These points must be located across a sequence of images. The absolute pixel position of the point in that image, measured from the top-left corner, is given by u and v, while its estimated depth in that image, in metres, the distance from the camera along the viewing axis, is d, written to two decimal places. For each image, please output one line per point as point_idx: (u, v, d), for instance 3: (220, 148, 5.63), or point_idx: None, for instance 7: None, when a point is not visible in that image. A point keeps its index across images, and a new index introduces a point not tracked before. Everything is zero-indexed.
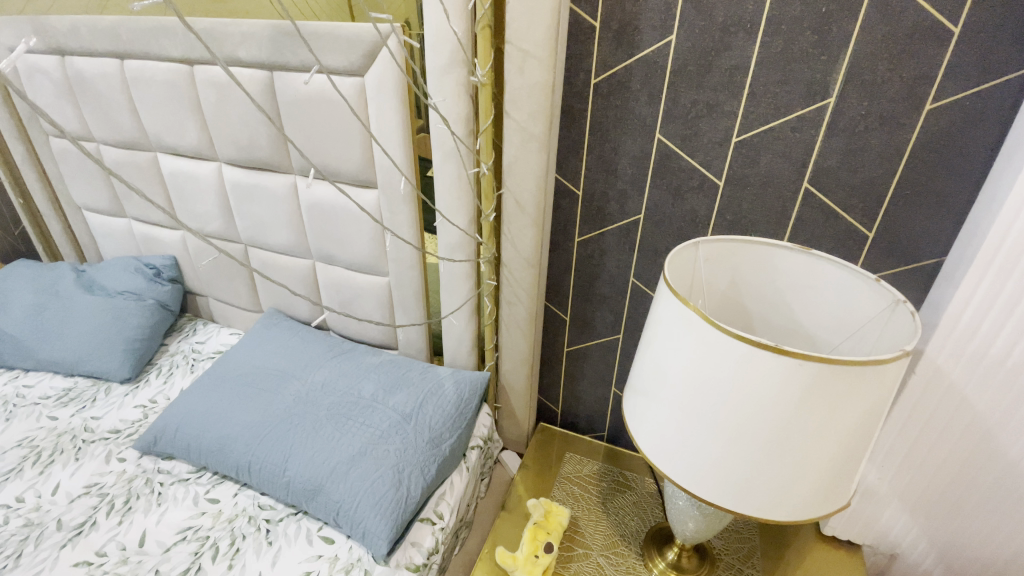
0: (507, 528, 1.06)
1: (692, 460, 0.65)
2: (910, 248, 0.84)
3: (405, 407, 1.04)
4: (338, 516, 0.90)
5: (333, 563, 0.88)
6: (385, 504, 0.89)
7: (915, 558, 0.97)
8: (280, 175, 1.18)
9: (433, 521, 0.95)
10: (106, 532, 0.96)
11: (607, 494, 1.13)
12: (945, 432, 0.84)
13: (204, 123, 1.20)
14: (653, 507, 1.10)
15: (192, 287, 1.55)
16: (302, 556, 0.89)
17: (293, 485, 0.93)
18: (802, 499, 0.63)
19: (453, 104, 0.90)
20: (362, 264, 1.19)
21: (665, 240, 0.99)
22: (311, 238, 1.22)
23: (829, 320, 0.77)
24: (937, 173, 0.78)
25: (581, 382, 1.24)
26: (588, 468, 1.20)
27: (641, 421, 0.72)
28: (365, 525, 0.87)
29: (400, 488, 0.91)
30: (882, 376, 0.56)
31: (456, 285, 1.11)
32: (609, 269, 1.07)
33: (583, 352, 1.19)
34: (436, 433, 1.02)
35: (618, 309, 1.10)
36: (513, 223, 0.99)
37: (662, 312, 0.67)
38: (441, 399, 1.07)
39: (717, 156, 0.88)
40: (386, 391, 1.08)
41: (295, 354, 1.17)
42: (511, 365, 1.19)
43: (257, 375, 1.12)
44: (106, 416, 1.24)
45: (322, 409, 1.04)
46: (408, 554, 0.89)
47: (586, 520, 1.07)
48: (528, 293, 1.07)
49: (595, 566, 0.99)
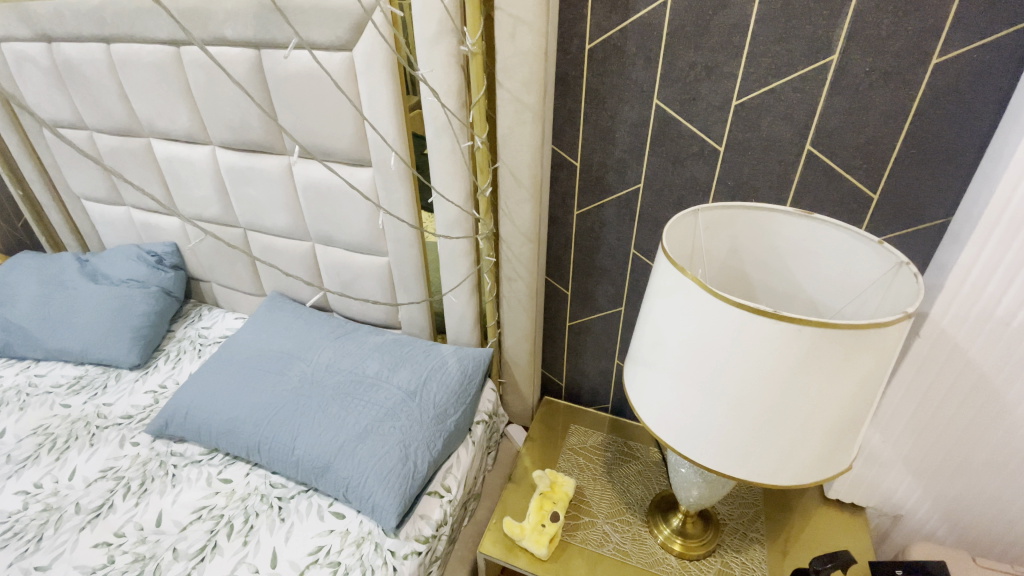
0: (515, 498, 1.08)
1: (694, 427, 0.65)
2: (916, 210, 0.82)
3: (409, 385, 1.05)
4: (347, 491, 0.91)
5: (345, 537, 0.90)
6: (392, 478, 0.90)
7: (919, 519, 0.98)
8: (275, 157, 1.17)
9: (440, 494, 0.97)
10: (124, 513, 0.99)
11: (612, 464, 1.14)
12: (951, 394, 0.84)
13: (195, 106, 1.19)
14: (657, 475, 1.12)
15: (195, 273, 1.56)
16: (315, 531, 0.91)
17: (302, 463, 0.95)
18: (803, 464, 0.63)
19: (443, 76, 0.88)
20: (361, 244, 1.18)
21: (666, 209, 0.97)
22: (309, 220, 1.21)
23: (830, 286, 0.76)
24: (944, 129, 0.76)
25: (584, 356, 1.24)
26: (592, 439, 1.21)
27: (643, 391, 0.72)
28: (374, 499, 0.89)
29: (407, 463, 0.93)
30: (884, 339, 0.56)
31: (456, 262, 1.10)
32: (609, 242, 1.06)
33: (585, 326, 1.19)
34: (441, 409, 1.02)
35: (619, 281, 1.09)
36: (510, 198, 0.98)
37: (660, 282, 0.66)
38: (445, 376, 1.08)
39: (716, 121, 0.86)
40: (390, 369, 1.08)
41: (298, 336, 1.17)
42: (514, 341, 1.19)
43: (263, 357, 1.13)
44: (118, 401, 1.27)
45: (328, 389, 1.05)
46: (417, 527, 0.91)
47: (591, 489, 1.09)
48: (527, 268, 1.06)
49: (601, 533, 1.00)
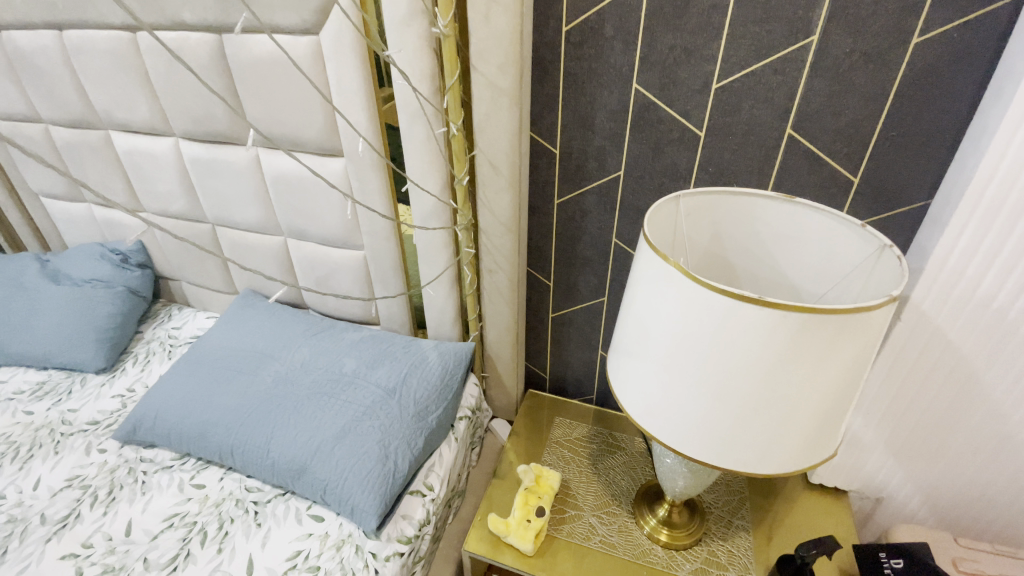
0: (499, 493, 1.06)
1: (679, 418, 0.64)
2: (895, 193, 0.82)
3: (388, 382, 1.00)
4: (325, 494, 0.87)
5: (324, 540, 0.87)
6: (371, 479, 0.86)
7: (900, 500, 0.99)
8: (241, 148, 1.11)
9: (422, 493, 0.94)
10: (92, 523, 0.95)
11: (597, 455, 1.14)
12: (931, 376, 0.84)
13: (156, 96, 1.13)
14: (643, 465, 1.11)
15: (163, 271, 1.50)
16: (292, 535, 0.88)
17: (277, 466, 0.91)
18: (789, 451, 0.62)
19: (415, 60, 0.83)
20: (335, 238, 1.14)
21: (647, 196, 0.95)
22: (280, 213, 1.16)
23: (812, 270, 0.75)
24: (923, 111, 0.75)
25: (568, 347, 1.22)
26: (578, 431, 1.20)
27: (627, 382, 0.70)
28: (353, 501, 0.85)
29: (388, 462, 0.89)
30: (868, 324, 0.55)
31: (435, 255, 1.06)
32: (591, 232, 1.04)
33: (568, 317, 1.17)
34: (421, 406, 0.98)
35: (601, 271, 1.08)
36: (488, 187, 0.94)
37: (643, 270, 0.64)
38: (426, 372, 1.04)
39: (696, 105, 0.84)
40: (368, 366, 1.04)
41: (272, 335, 1.12)
42: (496, 334, 1.16)
43: (236, 358, 1.08)
44: (83, 407, 1.21)
45: (303, 388, 1.00)
46: (398, 527, 0.88)
47: (577, 482, 1.08)
48: (508, 259, 1.02)
49: (587, 526, 0.99)
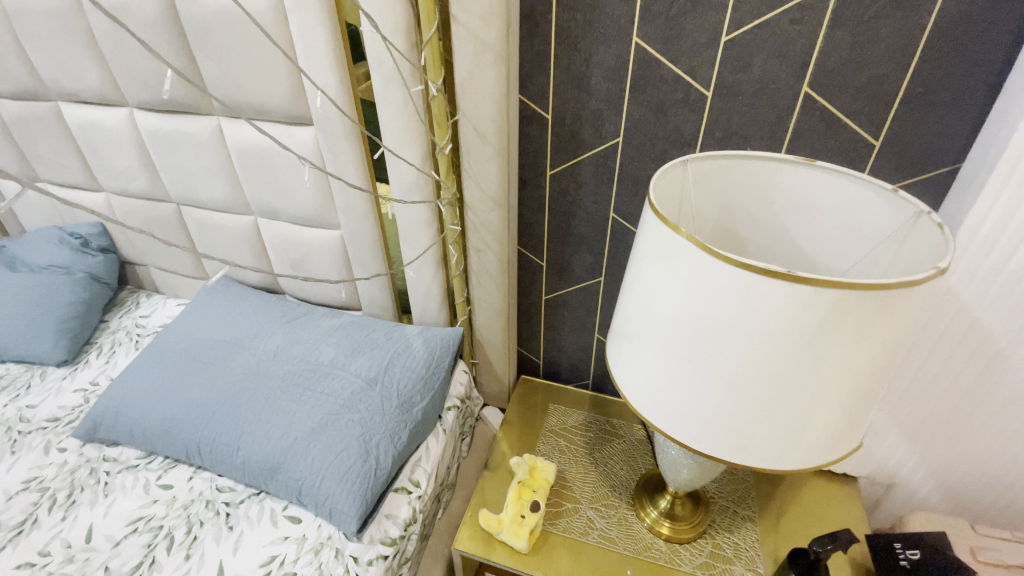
0: (492, 487, 1.00)
1: (691, 409, 0.57)
2: (920, 158, 0.75)
3: (369, 371, 0.92)
4: (301, 494, 0.80)
5: (301, 544, 0.80)
6: (351, 477, 0.78)
7: (912, 486, 0.94)
8: (202, 118, 1.01)
9: (408, 490, 0.86)
10: (49, 529, 0.87)
11: (594, 444, 1.07)
12: (952, 357, 0.78)
13: (104, 62, 1.02)
14: (642, 454, 1.06)
15: (129, 256, 1.40)
16: (267, 539, 0.81)
17: (248, 465, 0.83)
18: (815, 443, 0.56)
19: (387, 9, 0.73)
20: (308, 216, 1.05)
21: (648, 166, 0.87)
22: (248, 190, 1.07)
23: (833, 244, 0.68)
24: (957, 64, 0.67)
25: (562, 331, 1.15)
26: (573, 419, 1.14)
27: (630, 371, 0.63)
28: (331, 502, 0.77)
29: (369, 458, 0.81)
30: (911, 300, 0.47)
31: (417, 234, 0.96)
32: (586, 207, 0.96)
33: (562, 299, 1.10)
34: (406, 396, 0.90)
35: (598, 250, 1.00)
36: (473, 156, 0.85)
37: (648, 245, 0.56)
38: (410, 360, 0.95)
39: (704, 61, 0.76)
40: (347, 354, 0.95)
41: (242, 323, 1.03)
42: (486, 318, 1.08)
43: (203, 348, 0.99)
44: (43, 403, 1.12)
45: (276, 379, 0.91)
46: (382, 528, 0.81)
47: (574, 473, 1.02)
48: (497, 237, 0.94)
49: (585, 520, 0.93)
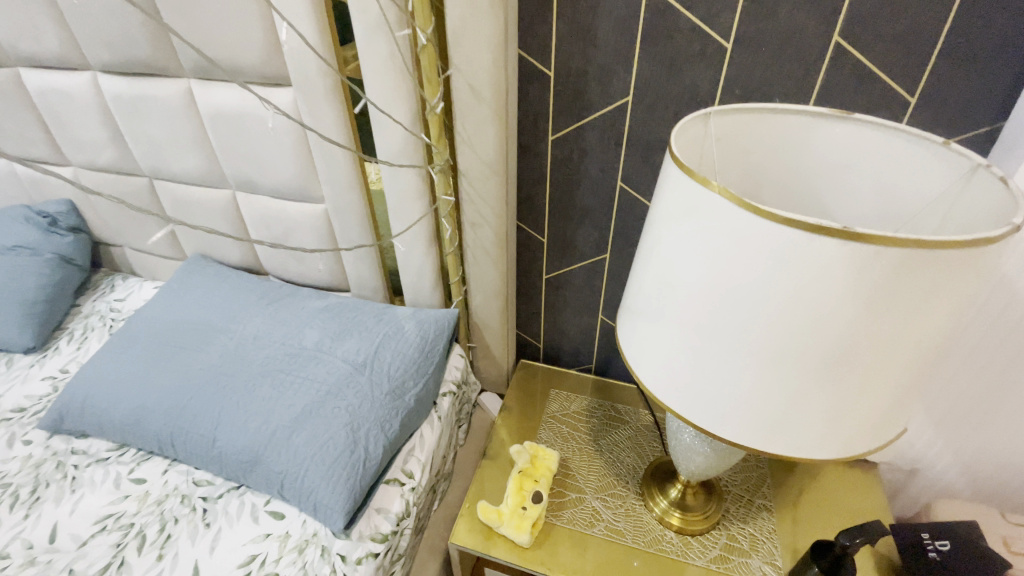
0: (490, 477, 0.94)
1: (717, 392, 0.50)
2: (961, 116, 0.68)
3: (356, 355, 0.85)
4: (283, 488, 0.73)
5: (283, 542, 0.73)
6: (337, 469, 0.72)
7: (936, 472, 0.89)
8: (171, 82, 0.93)
9: (401, 482, 0.80)
10: (9, 529, 0.80)
11: (598, 431, 1.01)
12: (989, 334, 0.72)
13: (61, 19, 0.93)
14: (649, 440, 1.00)
15: (102, 237, 1.31)
16: (246, 537, 0.75)
17: (225, 457, 0.76)
18: (857, 428, 0.49)
19: None
20: (289, 189, 0.97)
21: (659, 129, 0.80)
22: (224, 161, 0.98)
23: (869, 212, 0.61)
24: (1009, 6, 0.60)
25: (564, 312, 1.09)
26: (575, 404, 1.08)
27: (646, 352, 0.56)
28: (316, 496, 0.71)
29: (356, 449, 0.74)
30: (982, 262, 0.40)
31: (407, 206, 0.88)
32: (591, 176, 0.88)
33: (564, 278, 1.03)
34: (396, 382, 0.83)
35: (603, 223, 0.93)
36: (468, 117, 0.77)
37: (669, 207, 0.48)
38: (400, 343, 0.88)
39: (724, 8, 0.68)
40: (331, 337, 0.87)
41: (219, 305, 0.96)
42: (483, 298, 1.01)
43: (176, 332, 0.92)
44: (8, 392, 1.05)
45: (255, 365, 0.84)
46: (372, 523, 0.74)
47: (577, 461, 0.96)
48: (495, 208, 0.86)
49: (590, 512, 0.87)
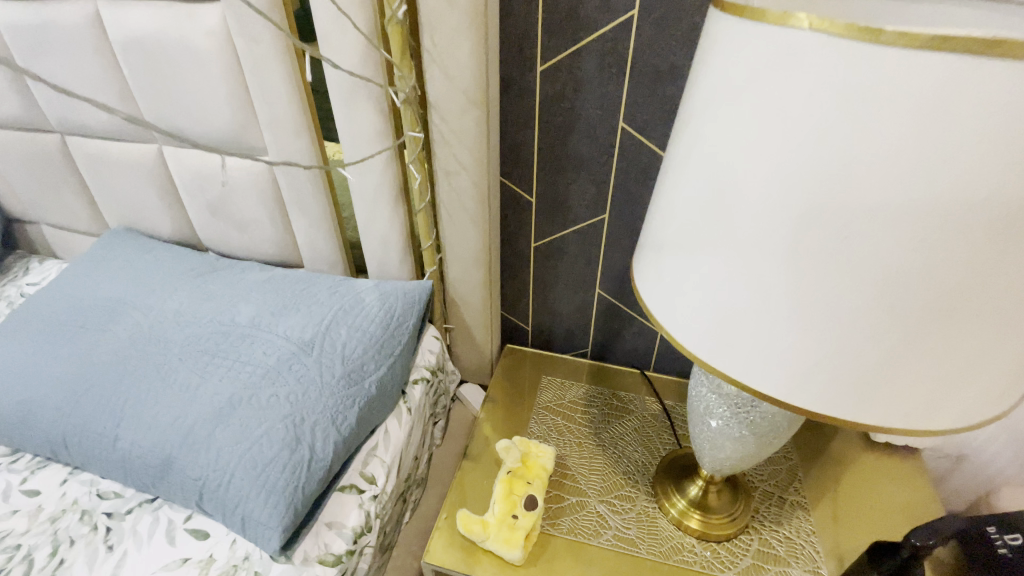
0: (473, 480, 0.79)
1: (794, 341, 0.38)
2: None
3: (302, 332, 0.68)
4: (202, 500, 0.56)
5: (205, 569, 0.56)
6: (273, 473, 0.55)
7: (989, 458, 0.77)
8: (76, 5, 0.75)
9: (360, 489, 0.63)
10: None
11: (599, 423, 0.87)
12: None
13: None
14: (659, 432, 0.86)
15: (15, 212, 1.12)
16: (158, 563, 0.57)
17: (129, 462, 0.59)
18: (986, 383, 0.37)
19: None
20: (225, 137, 0.81)
21: (671, 52, 0.66)
22: (146, 106, 0.81)
23: None
24: None
25: (555, 288, 0.94)
26: (571, 393, 0.93)
27: (684, 299, 0.43)
28: (244, 509, 0.54)
29: (299, 447, 0.58)
30: None
31: (367, 152, 0.72)
32: (588, 117, 0.74)
33: (556, 246, 0.88)
34: (353, 364, 0.67)
35: (601, 177, 0.79)
36: (438, 28, 0.62)
37: (716, 88, 0.37)
38: (359, 317, 0.72)
39: None
40: (272, 312, 0.71)
41: (140, 278, 0.78)
42: (460, 269, 0.85)
43: (83, 310, 0.74)
44: None
45: (174, 345, 0.67)
46: (321, 542, 0.58)
47: (577, 458, 0.81)
48: (473, 151, 0.71)
49: (595, 518, 0.73)
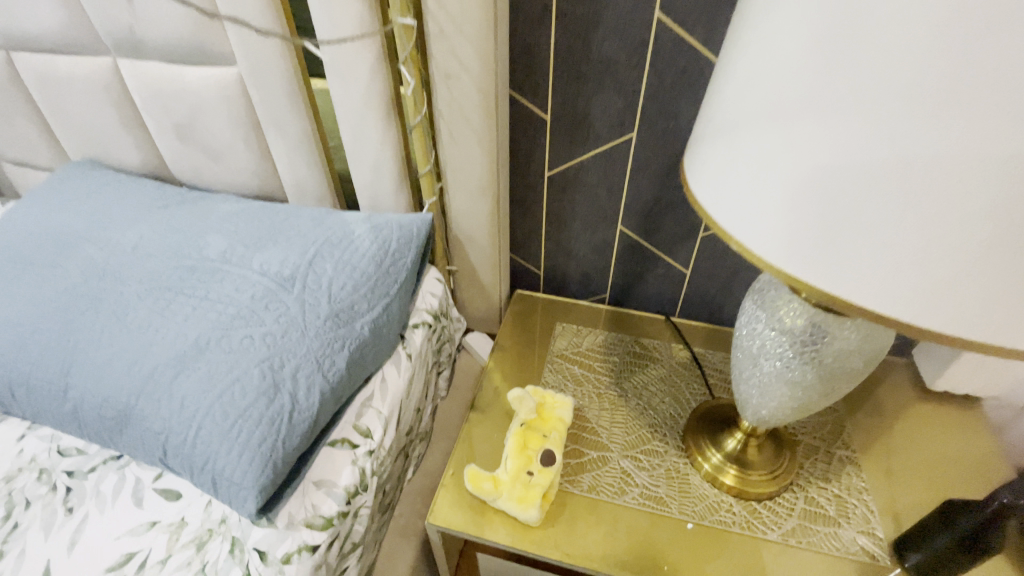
0: (483, 434, 0.71)
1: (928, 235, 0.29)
2: None
3: (281, 266, 0.58)
4: (167, 457, 0.48)
5: (176, 534, 0.48)
6: (247, 426, 0.47)
7: None
8: None
9: (353, 443, 0.55)
10: None
11: (621, 372, 0.78)
12: None
13: None
14: (688, 381, 0.77)
15: None
16: (122, 528, 0.49)
17: (84, 414, 0.51)
18: None
19: None
20: (184, 43, 0.68)
21: None
22: (90, 6, 0.69)
23: None
24: None
25: (572, 225, 0.82)
26: (589, 340, 0.84)
27: (761, 198, 0.34)
28: (215, 467, 0.46)
29: (277, 396, 0.49)
30: None
31: (350, 50, 0.60)
32: (617, 6, 0.61)
33: (573, 174, 0.76)
34: (341, 303, 0.58)
35: (630, 85, 0.66)
36: None
37: None
38: (348, 251, 0.62)
39: None
40: (247, 245, 0.61)
41: (99, 210, 0.68)
42: (465, 199, 0.74)
43: (33, 246, 0.64)
44: None
45: (133, 282, 0.58)
46: (309, 504, 0.50)
47: (597, 410, 0.73)
48: (478, 47, 0.59)
49: (619, 474, 0.65)
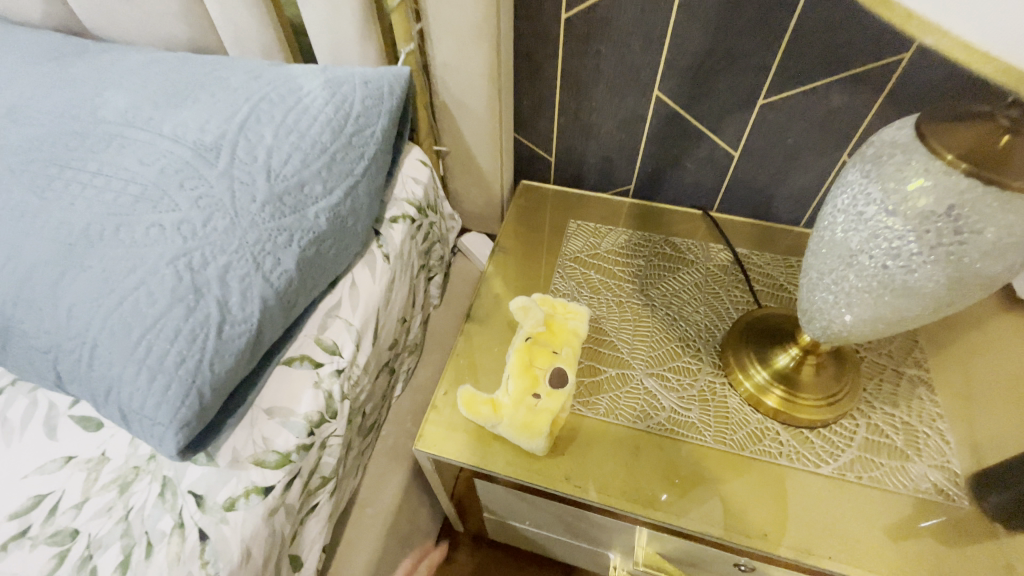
0: (481, 348, 0.60)
1: None
2: None
3: (201, 130, 0.43)
4: (63, 381, 0.37)
5: (97, 471, 0.39)
6: (157, 343, 0.35)
7: None
8: None
9: (315, 363, 0.44)
10: None
11: (647, 278, 0.65)
12: None
13: None
14: (727, 288, 0.64)
15: None
16: (31, 463, 0.40)
17: None
18: None
19: None
20: None
21: None
22: None
23: None
24: None
25: (590, 93, 0.64)
26: (609, 239, 0.70)
27: None
28: (120, 395, 0.35)
29: (197, 304, 0.37)
30: None
31: None
32: None
33: (596, 18, 0.57)
34: (286, 182, 0.43)
35: None
36: None
37: None
38: (293, 113, 0.46)
39: None
40: (158, 102, 0.45)
41: None
42: (453, 47, 0.56)
43: None
44: None
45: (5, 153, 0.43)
46: (258, 438, 0.40)
47: (617, 321, 0.61)
48: None
49: (642, 396, 0.54)
